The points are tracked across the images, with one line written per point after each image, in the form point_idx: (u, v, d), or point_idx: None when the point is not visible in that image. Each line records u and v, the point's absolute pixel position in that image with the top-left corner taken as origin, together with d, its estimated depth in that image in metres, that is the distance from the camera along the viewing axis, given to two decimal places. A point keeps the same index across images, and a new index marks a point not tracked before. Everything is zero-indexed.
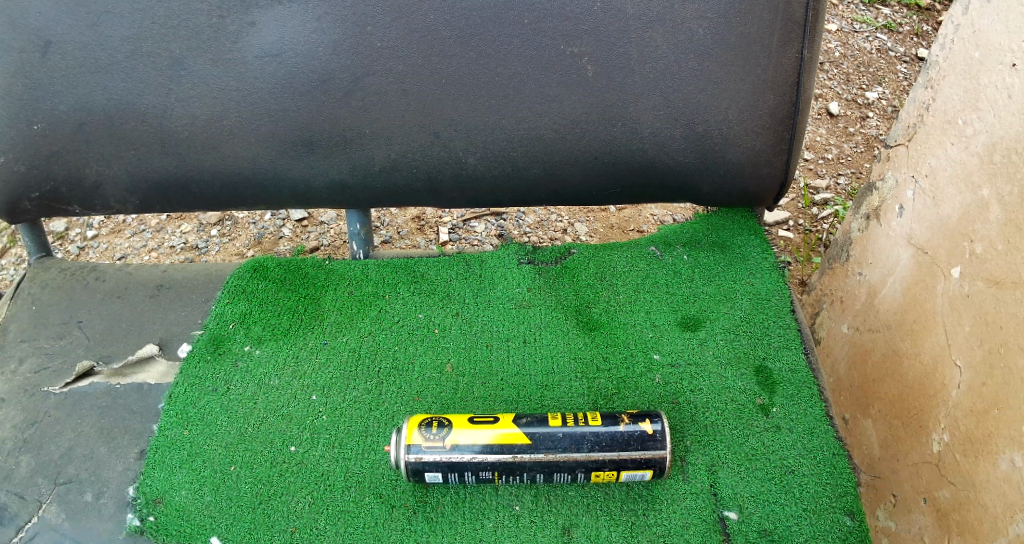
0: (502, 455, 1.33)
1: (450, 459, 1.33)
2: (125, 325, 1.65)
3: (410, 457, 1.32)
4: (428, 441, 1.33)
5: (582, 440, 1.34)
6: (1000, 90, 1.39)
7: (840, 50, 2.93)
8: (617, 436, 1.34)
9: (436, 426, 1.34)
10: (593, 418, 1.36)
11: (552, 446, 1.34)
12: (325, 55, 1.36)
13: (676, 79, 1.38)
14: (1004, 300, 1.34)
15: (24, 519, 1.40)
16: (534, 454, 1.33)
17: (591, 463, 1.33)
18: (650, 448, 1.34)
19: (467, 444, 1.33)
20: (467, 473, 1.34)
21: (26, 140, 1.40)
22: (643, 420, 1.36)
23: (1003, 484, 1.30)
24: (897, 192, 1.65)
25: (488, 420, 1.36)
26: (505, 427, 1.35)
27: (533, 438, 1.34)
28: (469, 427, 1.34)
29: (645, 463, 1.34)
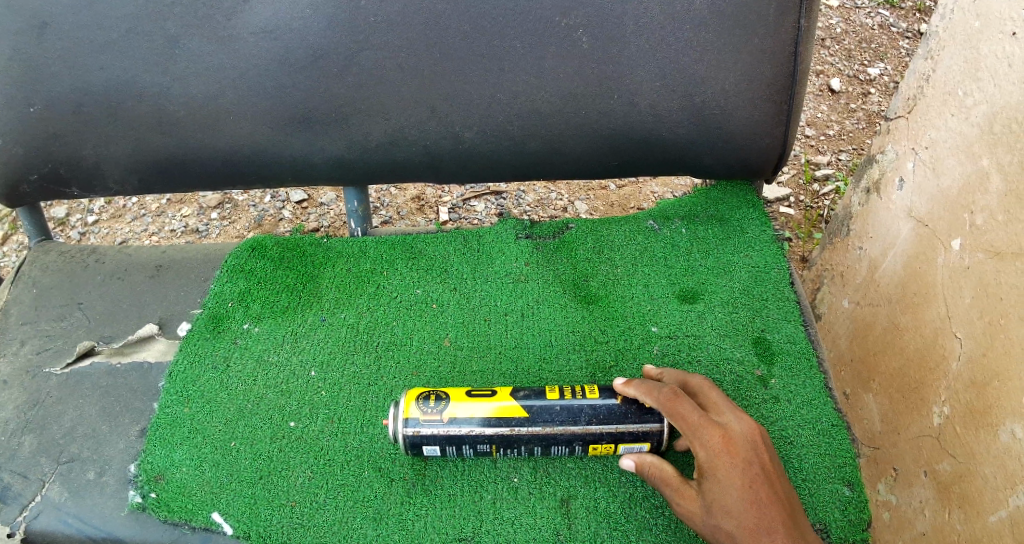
0: (500, 427, 1.34)
1: (448, 432, 1.33)
2: (125, 306, 1.66)
3: (408, 429, 1.32)
4: (425, 414, 1.33)
5: (580, 414, 1.34)
6: (1000, 59, 1.38)
7: (842, 27, 2.89)
8: (615, 409, 1.34)
9: (433, 399, 1.34)
10: (592, 392, 1.36)
11: (550, 420, 1.34)
12: (320, 31, 1.35)
13: (673, 52, 1.37)
14: (1004, 271, 1.34)
15: (27, 498, 1.41)
16: (531, 427, 1.34)
17: (589, 437, 1.34)
18: (648, 421, 1.33)
19: (465, 417, 1.33)
20: (465, 446, 1.35)
21: (24, 123, 1.40)
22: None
23: (1003, 455, 1.30)
24: (897, 164, 1.64)
25: (484, 393, 1.36)
26: (503, 402, 1.35)
27: (530, 411, 1.34)
28: (467, 400, 1.35)
29: (643, 436, 1.33)
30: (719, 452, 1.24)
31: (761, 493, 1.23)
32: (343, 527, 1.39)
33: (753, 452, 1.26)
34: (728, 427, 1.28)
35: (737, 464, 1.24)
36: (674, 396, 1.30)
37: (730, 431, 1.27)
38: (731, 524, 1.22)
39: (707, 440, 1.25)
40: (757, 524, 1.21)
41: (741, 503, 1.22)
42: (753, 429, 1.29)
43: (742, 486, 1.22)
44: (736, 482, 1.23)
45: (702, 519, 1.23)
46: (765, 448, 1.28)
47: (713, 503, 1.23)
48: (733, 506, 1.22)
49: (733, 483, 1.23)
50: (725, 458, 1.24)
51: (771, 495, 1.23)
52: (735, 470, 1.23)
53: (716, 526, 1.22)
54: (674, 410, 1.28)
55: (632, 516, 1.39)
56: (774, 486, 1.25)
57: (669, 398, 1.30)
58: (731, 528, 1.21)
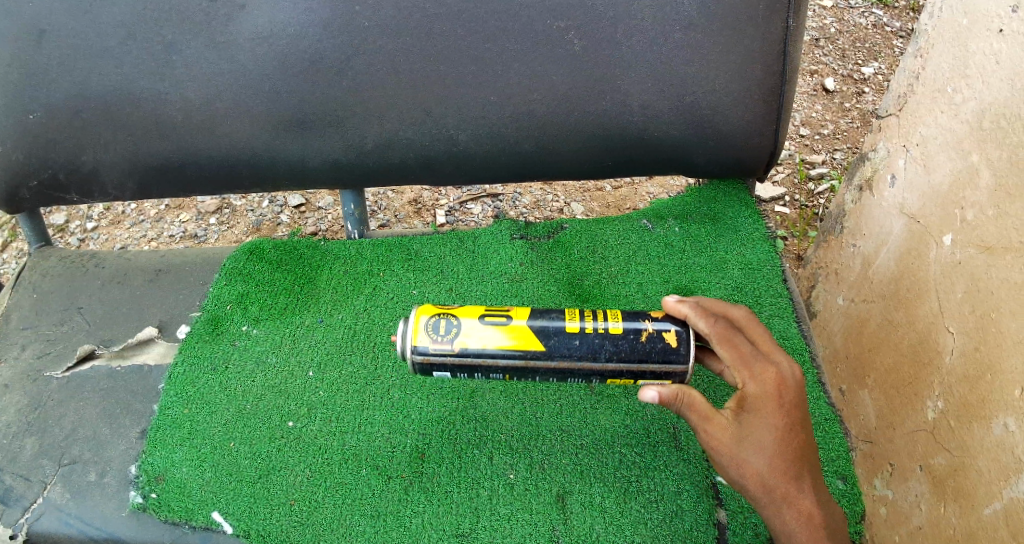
0: (515, 359, 1.23)
1: (458, 361, 1.23)
2: (125, 309, 1.68)
3: (417, 357, 1.23)
4: (434, 342, 1.22)
5: (600, 349, 1.22)
6: (988, 56, 1.39)
7: (836, 27, 2.90)
8: (637, 348, 1.22)
9: (443, 326, 1.23)
10: (614, 324, 1.23)
11: (568, 354, 1.23)
12: (315, 35, 1.38)
13: (663, 52, 1.39)
14: (996, 265, 1.35)
15: (29, 500, 1.43)
16: (547, 361, 1.23)
17: (608, 373, 1.23)
18: (672, 363, 1.22)
19: (476, 346, 1.22)
20: (476, 374, 1.25)
21: (24, 129, 1.42)
22: (668, 330, 1.23)
23: (996, 448, 1.31)
24: (889, 161, 1.65)
25: (498, 319, 1.24)
26: (522, 332, 1.23)
27: (547, 343, 1.23)
28: (480, 327, 1.23)
29: (665, 376, 1.23)
30: (768, 392, 1.19)
31: (796, 435, 1.20)
32: (342, 524, 1.41)
33: (801, 397, 1.22)
34: (782, 368, 1.22)
35: (783, 406, 1.19)
36: (728, 328, 1.23)
37: (782, 372, 1.21)
38: (759, 461, 1.18)
39: (761, 376, 1.20)
40: (785, 464, 1.19)
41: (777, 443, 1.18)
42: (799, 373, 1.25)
43: (783, 427, 1.19)
44: (779, 421, 1.19)
45: (730, 449, 1.18)
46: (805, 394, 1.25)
47: (751, 436, 1.18)
48: (769, 443, 1.18)
49: (774, 422, 1.19)
50: (771, 398, 1.19)
51: (803, 441, 1.21)
52: (782, 410, 1.19)
53: (745, 458, 1.18)
54: (729, 342, 1.22)
55: (626, 511, 1.41)
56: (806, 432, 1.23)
57: (726, 329, 1.22)
58: (759, 464, 1.18)
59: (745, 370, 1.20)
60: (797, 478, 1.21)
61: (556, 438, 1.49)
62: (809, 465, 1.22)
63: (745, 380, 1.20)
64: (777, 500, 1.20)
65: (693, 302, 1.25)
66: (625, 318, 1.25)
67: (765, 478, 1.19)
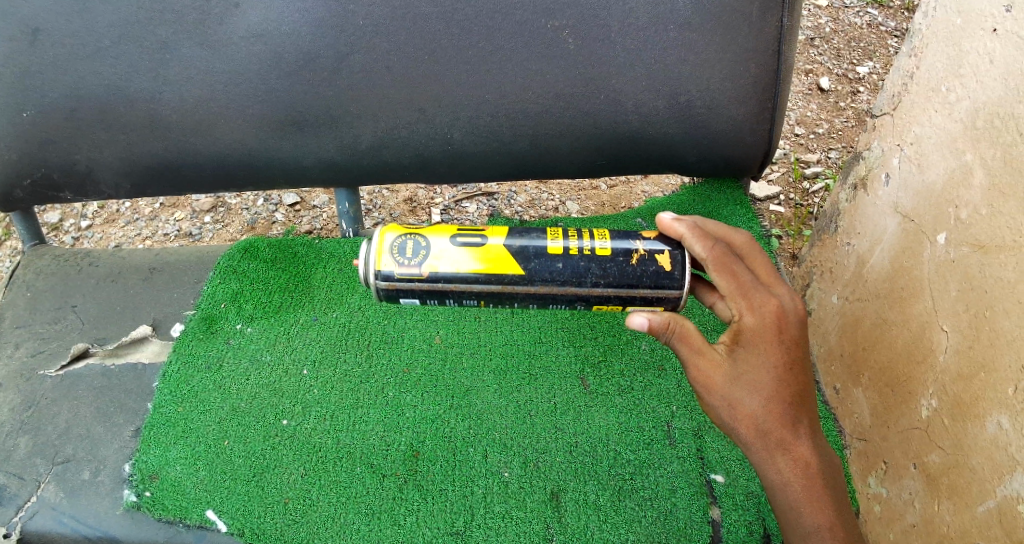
0: (491, 283, 1.23)
1: (428, 287, 1.23)
2: (119, 308, 1.67)
3: (382, 283, 1.22)
4: (401, 266, 1.21)
5: (585, 274, 1.22)
6: (982, 55, 1.40)
7: (831, 26, 2.90)
8: (626, 272, 1.21)
9: (410, 250, 1.22)
10: (602, 246, 1.23)
11: (551, 279, 1.22)
12: (309, 34, 1.37)
13: (657, 51, 1.39)
14: (990, 264, 1.35)
15: (23, 499, 1.43)
16: (528, 286, 1.23)
17: (594, 298, 1.23)
18: (665, 287, 1.22)
19: (448, 271, 1.22)
20: (449, 300, 1.25)
21: (17, 128, 1.41)
22: (661, 253, 1.22)
23: (990, 446, 1.32)
24: (883, 160, 1.65)
25: (472, 243, 1.23)
26: (493, 256, 1.22)
27: (527, 268, 1.22)
28: (449, 251, 1.22)
29: (656, 301, 1.23)
30: (767, 324, 1.19)
31: (794, 375, 1.21)
32: (336, 522, 1.41)
33: (801, 332, 1.21)
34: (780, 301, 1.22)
35: (781, 341, 1.19)
36: (727, 253, 1.22)
37: (783, 305, 1.21)
38: (753, 397, 1.19)
39: (760, 309, 1.20)
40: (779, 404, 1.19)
41: (773, 382, 1.19)
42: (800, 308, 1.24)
43: (780, 364, 1.19)
44: (776, 360, 1.19)
45: (723, 386, 1.19)
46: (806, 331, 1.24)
47: (745, 375, 1.19)
48: (764, 384, 1.19)
49: (771, 358, 1.19)
50: (770, 331, 1.19)
51: (800, 379, 1.21)
52: (779, 345, 1.19)
53: (738, 399, 1.19)
54: (728, 267, 1.21)
55: (620, 509, 1.41)
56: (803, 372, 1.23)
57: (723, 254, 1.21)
58: (752, 401, 1.19)
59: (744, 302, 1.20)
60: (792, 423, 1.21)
61: (550, 435, 1.49)
62: (805, 409, 1.22)
63: (741, 313, 1.20)
64: (771, 445, 1.21)
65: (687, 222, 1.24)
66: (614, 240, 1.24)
67: (758, 421, 1.19)
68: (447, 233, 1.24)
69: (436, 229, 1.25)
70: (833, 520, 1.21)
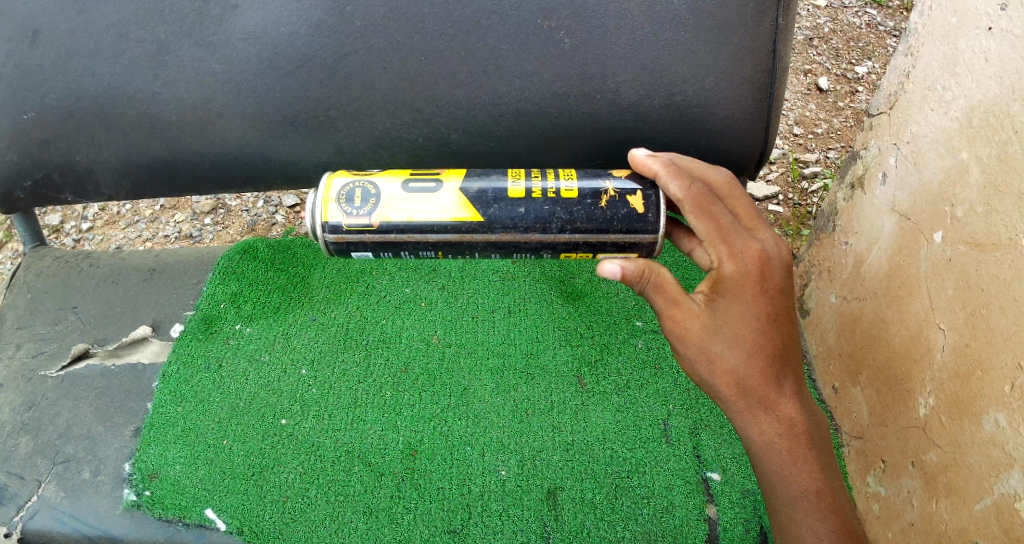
0: (449, 233, 1.25)
1: (380, 238, 1.26)
2: (119, 309, 1.68)
3: (331, 236, 1.25)
4: (350, 218, 1.24)
5: (550, 220, 1.24)
6: (977, 53, 1.40)
7: (829, 26, 2.91)
8: (595, 217, 1.24)
9: (358, 201, 1.24)
10: (569, 189, 1.25)
11: (514, 227, 1.25)
12: (306, 35, 1.39)
13: (653, 51, 1.40)
14: (986, 262, 1.36)
15: (24, 498, 1.44)
16: (488, 235, 1.25)
17: (560, 244, 1.26)
18: (638, 232, 1.25)
19: (398, 219, 1.25)
20: (404, 251, 1.28)
21: (18, 129, 1.43)
22: (632, 195, 1.24)
23: (987, 444, 1.32)
24: (880, 159, 1.66)
25: (426, 191, 1.25)
26: (444, 205, 1.24)
27: (486, 216, 1.25)
28: (398, 201, 1.25)
29: (628, 247, 1.26)
30: (746, 273, 1.20)
31: (776, 328, 1.22)
32: (334, 521, 1.42)
33: (783, 280, 1.22)
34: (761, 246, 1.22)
35: (761, 290, 1.21)
36: (706, 195, 1.22)
37: (764, 250, 1.22)
38: (729, 350, 1.21)
39: (738, 255, 1.21)
40: (757, 357, 1.21)
41: (752, 335, 1.21)
42: (785, 253, 1.25)
43: (759, 314, 1.21)
44: (755, 310, 1.21)
45: (700, 339, 1.22)
46: (789, 275, 1.25)
47: (723, 327, 1.21)
48: (743, 336, 1.21)
49: (750, 309, 1.20)
50: (749, 280, 1.21)
51: (780, 331, 1.22)
52: (759, 295, 1.21)
53: (715, 353, 1.21)
54: (704, 208, 1.21)
55: (617, 507, 1.42)
56: (786, 323, 1.24)
57: (698, 194, 1.22)
58: (730, 354, 1.21)
59: (722, 248, 1.21)
60: (774, 379, 1.23)
61: (547, 434, 1.50)
62: (787, 364, 1.24)
63: (720, 260, 1.21)
64: (751, 401, 1.23)
65: (661, 160, 1.25)
66: (579, 182, 1.26)
67: (737, 375, 1.22)
68: (395, 181, 1.26)
69: (385, 177, 1.27)
70: (817, 484, 1.23)
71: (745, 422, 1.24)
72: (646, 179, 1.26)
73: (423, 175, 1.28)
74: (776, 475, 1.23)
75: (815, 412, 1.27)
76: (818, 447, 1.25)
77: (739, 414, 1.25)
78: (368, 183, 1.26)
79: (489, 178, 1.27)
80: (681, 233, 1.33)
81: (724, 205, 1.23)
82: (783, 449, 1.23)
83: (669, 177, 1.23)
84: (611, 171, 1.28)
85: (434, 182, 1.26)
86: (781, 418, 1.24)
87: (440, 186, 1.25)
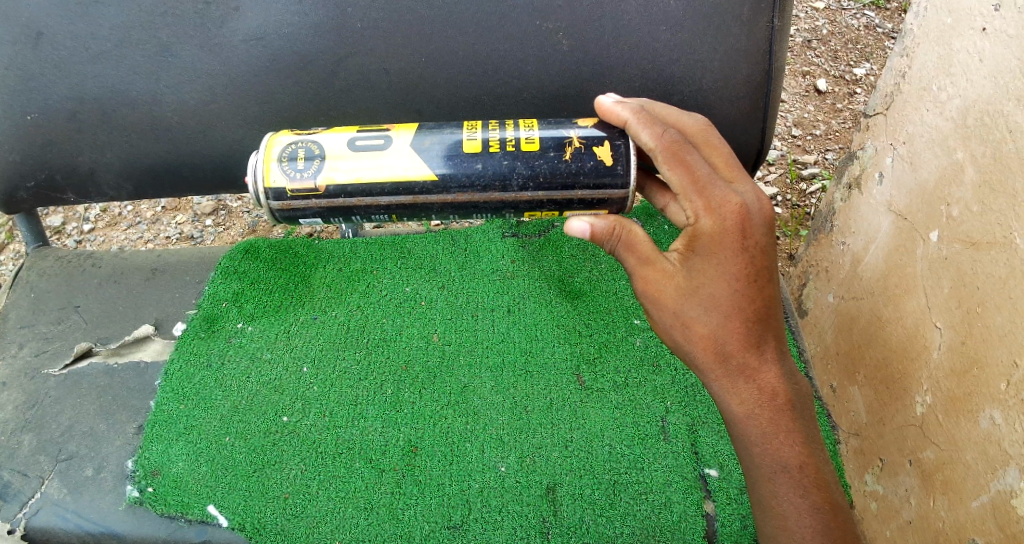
0: (403, 195, 1.24)
1: (328, 202, 1.24)
2: (121, 309, 1.70)
3: (275, 202, 1.23)
4: (294, 181, 1.22)
5: (511, 176, 1.23)
6: (972, 54, 1.41)
7: (828, 28, 2.92)
8: (559, 172, 1.22)
9: (302, 164, 1.22)
10: (530, 143, 1.23)
11: (471, 185, 1.23)
12: (308, 36, 1.40)
13: (651, 51, 1.41)
14: (981, 261, 1.37)
15: (27, 495, 1.45)
16: (445, 195, 1.24)
17: (523, 203, 1.25)
18: (607, 187, 1.23)
19: (344, 181, 1.23)
20: (355, 216, 1.27)
21: (21, 131, 1.44)
22: (599, 145, 1.23)
23: (984, 441, 1.33)
24: (877, 159, 1.67)
25: (372, 150, 1.23)
26: (392, 164, 1.23)
27: (441, 175, 1.23)
28: (344, 161, 1.23)
29: (596, 202, 1.25)
30: (725, 229, 1.19)
31: (755, 289, 1.22)
32: (335, 517, 1.43)
33: (764, 237, 1.21)
34: (739, 198, 1.20)
35: (739, 248, 1.20)
36: (677, 143, 1.20)
37: (743, 204, 1.20)
38: (704, 312, 1.22)
39: (717, 209, 1.19)
40: (735, 321, 1.22)
41: (729, 299, 1.21)
42: (765, 206, 1.23)
43: (737, 275, 1.21)
44: (732, 270, 1.20)
45: (675, 301, 1.23)
46: (770, 229, 1.23)
47: (700, 290, 1.21)
48: (719, 299, 1.21)
49: (728, 270, 1.20)
50: (728, 236, 1.20)
51: (759, 291, 1.22)
52: (738, 256, 1.20)
53: (691, 316, 1.23)
54: (677, 156, 1.20)
55: (616, 503, 1.43)
56: (767, 284, 1.24)
57: (670, 141, 1.20)
58: (705, 316, 1.22)
59: (698, 202, 1.19)
60: (752, 345, 1.24)
61: (546, 430, 1.51)
62: (766, 329, 1.25)
63: (698, 215, 1.20)
64: (728, 367, 1.25)
65: (630, 107, 1.23)
66: (540, 134, 1.24)
67: (713, 338, 1.23)
68: (340, 141, 1.24)
69: (329, 136, 1.24)
70: (803, 459, 1.24)
71: (722, 391, 1.26)
72: (614, 127, 1.25)
73: (371, 133, 1.25)
74: (755, 447, 1.25)
75: (798, 380, 1.29)
76: (803, 423, 1.27)
77: (716, 380, 1.27)
78: (311, 143, 1.24)
79: (443, 133, 1.25)
80: (656, 188, 1.34)
81: (698, 153, 1.22)
82: (763, 420, 1.25)
83: (639, 124, 1.21)
84: (576, 120, 1.26)
85: (381, 140, 1.24)
86: (761, 386, 1.26)
87: (388, 145, 1.23)
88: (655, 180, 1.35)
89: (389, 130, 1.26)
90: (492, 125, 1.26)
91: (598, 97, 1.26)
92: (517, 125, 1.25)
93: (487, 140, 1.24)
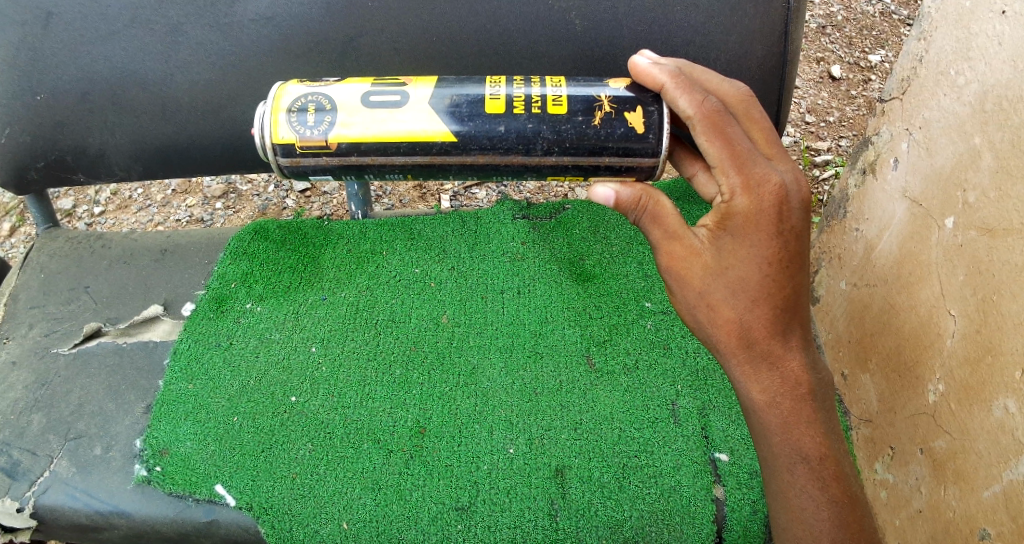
0: (420, 156, 1.23)
1: (339, 160, 1.23)
2: (132, 289, 1.70)
3: (284, 158, 1.22)
4: (304, 137, 1.20)
5: (534, 137, 1.21)
6: (991, 38, 1.39)
7: (843, 14, 2.88)
8: (585, 135, 1.20)
9: (312, 118, 1.20)
10: (556, 106, 1.21)
11: (492, 147, 1.22)
12: (317, 16, 1.39)
13: (665, 32, 1.39)
14: (997, 247, 1.35)
15: (36, 474, 1.45)
16: (465, 157, 1.23)
17: (546, 167, 1.24)
18: (637, 154, 1.21)
19: (355, 139, 1.21)
20: (370, 176, 1.26)
21: (30, 111, 1.43)
22: (630, 112, 1.20)
23: (997, 431, 1.32)
24: (892, 145, 1.65)
25: (386, 106, 1.21)
26: (408, 121, 1.21)
27: (462, 135, 1.21)
28: (356, 116, 1.21)
29: (623, 171, 1.23)
30: (761, 209, 1.17)
31: (786, 274, 1.20)
32: (342, 497, 1.42)
33: (800, 220, 1.19)
34: (778, 178, 1.18)
35: (774, 229, 1.18)
36: (715, 114, 1.18)
37: (782, 185, 1.18)
38: (729, 294, 1.21)
39: (754, 188, 1.17)
40: (760, 305, 1.21)
41: (758, 282, 1.20)
42: (803, 188, 1.21)
43: (769, 258, 1.19)
44: (763, 252, 1.19)
45: (700, 282, 1.22)
46: (807, 212, 1.21)
47: (727, 271, 1.20)
48: (746, 282, 1.20)
49: (760, 253, 1.19)
50: (764, 217, 1.18)
51: (789, 276, 1.21)
52: (772, 239, 1.18)
53: (716, 298, 1.22)
54: (716, 127, 1.18)
55: (625, 487, 1.42)
56: (798, 270, 1.22)
57: (709, 110, 1.18)
58: (730, 298, 1.21)
59: (735, 179, 1.17)
60: (777, 332, 1.23)
61: (556, 413, 1.50)
62: (791, 315, 1.23)
63: (733, 193, 1.18)
64: (751, 353, 1.24)
65: (667, 71, 1.21)
66: (568, 93, 1.22)
67: (738, 322, 1.22)
68: (353, 95, 1.22)
69: (342, 90, 1.22)
70: (822, 449, 1.23)
71: (744, 378, 1.25)
72: (649, 90, 1.23)
73: (387, 88, 1.23)
74: (775, 435, 1.24)
75: (820, 369, 1.28)
76: (820, 409, 1.26)
77: (738, 366, 1.26)
78: (322, 97, 1.22)
79: (465, 90, 1.23)
80: (686, 156, 1.31)
81: (738, 125, 1.20)
82: (785, 409, 1.24)
83: (676, 90, 1.19)
84: (607, 81, 1.24)
85: (397, 96, 1.22)
86: (784, 375, 1.25)
87: (404, 101, 1.22)
88: (685, 147, 1.32)
89: (406, 85, 1.24)
90: (518, 82, 1.24)
91: (634, 56, 1.24)
92: (544, 83, 1.23)
93: (513, 99, 1.22)
